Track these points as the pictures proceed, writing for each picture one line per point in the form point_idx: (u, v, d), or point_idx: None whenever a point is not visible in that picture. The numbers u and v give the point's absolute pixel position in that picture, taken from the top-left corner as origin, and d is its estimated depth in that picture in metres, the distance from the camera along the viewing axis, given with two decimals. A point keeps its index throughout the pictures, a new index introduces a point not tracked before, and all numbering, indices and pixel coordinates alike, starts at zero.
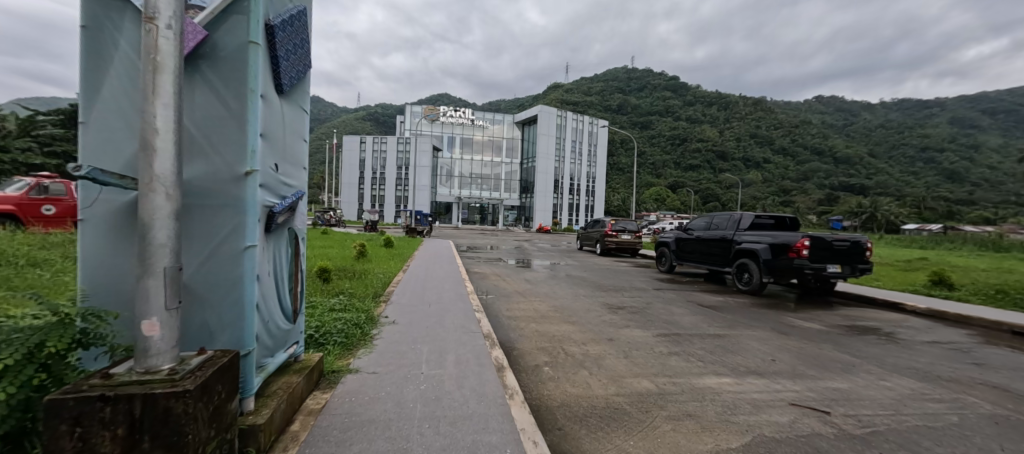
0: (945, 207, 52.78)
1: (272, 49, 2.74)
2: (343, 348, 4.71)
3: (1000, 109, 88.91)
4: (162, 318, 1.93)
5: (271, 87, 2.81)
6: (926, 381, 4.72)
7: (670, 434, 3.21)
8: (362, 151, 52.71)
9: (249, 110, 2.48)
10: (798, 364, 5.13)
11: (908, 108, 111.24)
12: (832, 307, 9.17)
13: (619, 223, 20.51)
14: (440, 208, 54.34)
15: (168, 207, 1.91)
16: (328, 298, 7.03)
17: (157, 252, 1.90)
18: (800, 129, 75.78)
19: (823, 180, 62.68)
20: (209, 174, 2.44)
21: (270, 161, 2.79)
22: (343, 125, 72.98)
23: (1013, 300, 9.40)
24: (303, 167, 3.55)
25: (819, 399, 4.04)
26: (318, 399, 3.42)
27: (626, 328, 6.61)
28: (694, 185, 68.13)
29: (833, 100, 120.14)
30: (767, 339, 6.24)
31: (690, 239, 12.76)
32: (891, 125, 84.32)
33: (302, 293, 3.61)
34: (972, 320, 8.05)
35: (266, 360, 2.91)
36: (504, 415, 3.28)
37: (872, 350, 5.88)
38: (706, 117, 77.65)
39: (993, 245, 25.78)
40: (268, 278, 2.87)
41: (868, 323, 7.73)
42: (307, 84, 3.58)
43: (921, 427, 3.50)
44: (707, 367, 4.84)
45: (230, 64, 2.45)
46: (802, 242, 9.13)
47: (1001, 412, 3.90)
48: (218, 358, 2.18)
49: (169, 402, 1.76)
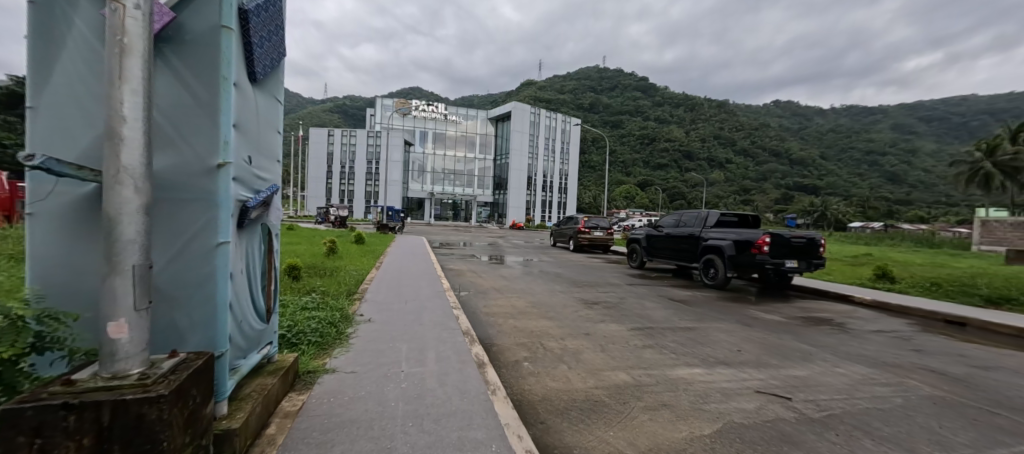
0: (886, 207, 57.48)
1: (246, 35, 2.62)
2: (318, 347, 4.58)
3: (935, 117, 96.99)
4: (133, 318, 1.80)
5: (244, 75, 2.67)
6: (876, 367, 5.08)
7: (648, 424, 3.33)
8: (329, 144, 50.78)
9: (222, 98, 2.36)
10: (762, 354, 5.42)
11: (856, 113, 119.22)
12: (791, 300, 9.71)
13: (592, 219, 20.81)
14: (412, 204, 53.65)
15: (137, 200, 1.79)
16: (299, 297, 6.73)
17: (125, 250, 1.77)
18: (760, 131, 79.79)
19: (780, 181, 66.30)
20: (178, 166, 2.30)
21: (243, 153, 2.66)
22: (310, 117, 70.41)
23: (945, 291, 10.32)
24: (277, 160, 3.37)
25: (782, 386, 4.29)
26: (293, 401, 3.29)
27: (602, 322, 6.77)
28: (662, 184, 70.23)
29: (789, 105, 127.49)
30: (732, 331, 6.56)
31: (660, 236, 13.13)
32: (841, 128, 90.09)
33: (275, 291, 3.47)
34: (911, 311, 8.75)
35: (239, 361, 2.78)
36: (487, 411, 3.28)
37: (827, 339, 6.30)
38: (673, 118, 80.39)
39: (929, 242, 28.25)
40: (241, 275, 2.73)
41: (821, 314, 8.28)
42: (280, 74, 3.42)
43: (872, 409, 3.78)
44: (680, 359, 5.03)
45: (201, 47, 2.31)
46: (763, 239, 9.62)
47: (938, 393, 4.29)
48: (192, 360, 2.08)
49: (142, 408, 1.65)
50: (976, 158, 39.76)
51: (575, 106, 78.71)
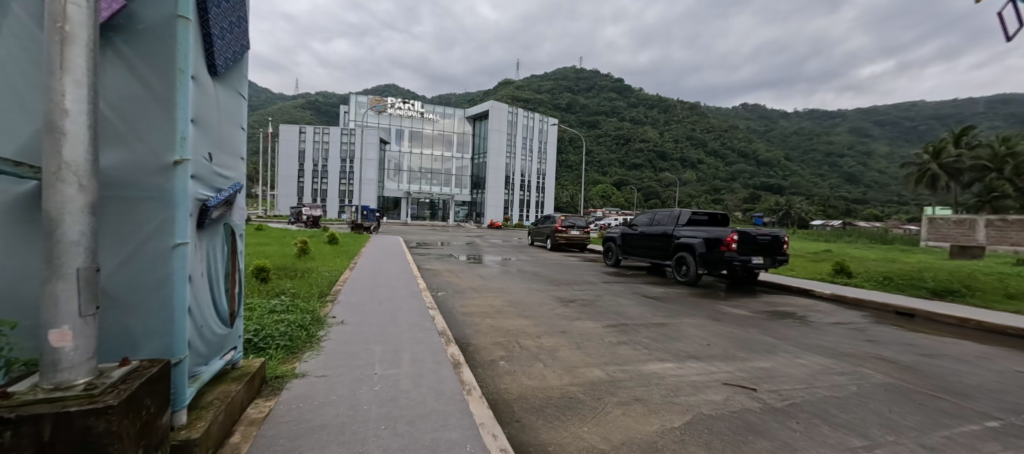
0: (845, 206, 60.40)
1: (205, 26, 2.50)
2: (287, 351, 4.43)
3: (888, 121, 102.72)
4: (78, 325, 1.68)
5: (203, 68, 2.55)
6: (833, 357, 5.31)
7: (621, 418, 3.37)
8: (301, 141, 49.26)
9: (178, 92, 2.24)
10: (729, 347, 5.59)
11: (817, 117, 124.74)
12: (757, 295, 10.07)
13: (569, 218, 21.06)
14: (388, 203, 52.79)
15: (82, 199, 1.67)
16: (268, 299, 6.50)
17: (68, 253, 1.65)
18: (730, 133, 82.40)
19: (748, 180, 68.66)
20: (130, 163, 2.16)
21: (202, 149, 2.53)
22: (280, 113, 68.18)
23: (897, 284, 10.92)
24: (241, 157, 3.24)
25: (748, 377, 4.43)
26: (260, 407, 3.17)
27: (577, 320, 6.83)
28: (637, 183, 71.55)
29: (757, 108, 132.01)
30: (702, 325, 6.75)
31: (635, 234, 13.37)
32: (804, 131, 94.08)
33: (240, 294, 3.32)
34: (865, 303, 9.21)
35: (200, 368, 2.66)
36: (463, 411, 3.25)
37: (790, 332, 6.57)
38: (648, 119, 82.00)
39: (883, 238, 29.90)
40: (202, 278, 2.61)
41: (785, 308, 8.62)
42: (244, 68, 3.29)
43: (830, 398, 3.94)
44: (652, 354, 5.13)
45: (156, 38, 2.19)
46: (732, 237, 9.92)
47: (890, 380, 4.52)
48: (145, 368, 1.96)
49: (88, 420, 1.55)
50: (923, 160, 42.36)
51: (553, 106, 79.20)
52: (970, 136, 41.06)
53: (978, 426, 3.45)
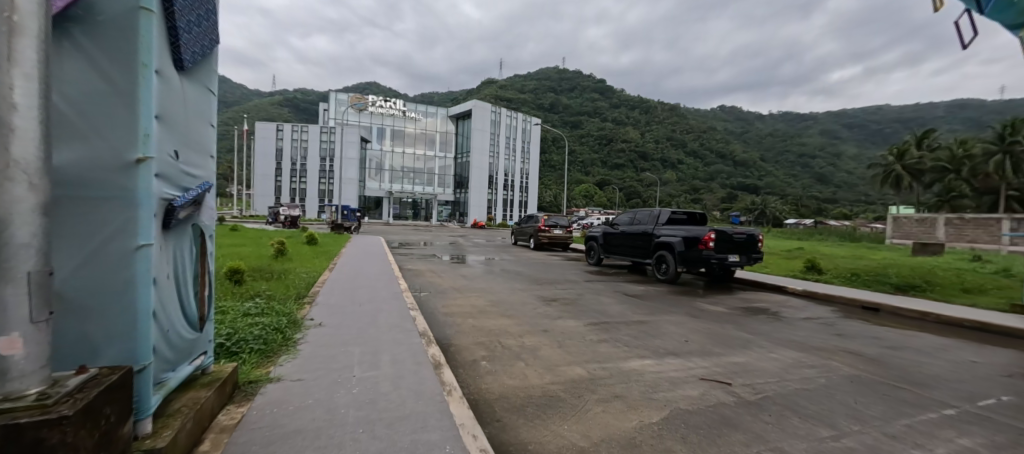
0: (817, 205, 62.50)
1: (171, 19, 2.40)
2: (261, 355, 4.32)
3: (856, 124, 106.92)
4: (29, 332, 1.58)
5: (169, 62, 2.45)
6: (804, 351, 5.48)
7: (601, 415, 3.39)
8: (278, 140, 48.05)
9: (141, 86, 2.15)
10: (706, 343, 5.71)
11: (790, 119, 128.72)
12: (734, 292, 10.31)
13: (551, 218, 21.16)
14: (370, 203, 52.04)
15: (33, 199, 1.57)
16: (242, 302, 6.32)
17: (17, 255, 1.54)
18: (709, 134, 84.17)
19: (726, 180, 70.31)
20: (89, 160, 2.05)
21: (167, 147, 2.43)
22: (257, 110, 66.34)
23: (864, 280, 11.36)
24: (210, 155, 3.14)
25: (724, 372, 4.52)
26: (231, 414, 3.07)
27: (559, 319, 6.86)
28: (619, 183, 72.40)
29: (734, 110, 135.41)
30: (680, 322, 6.87)
31: (616, 233, 13.52)
32: (779, 132, 96.91)
33: (210, 297, 3.21)
34: (834, 298, 9.54)
35: (167, 375, 2.56)
36: (443, 412, 3.22)
37: (764, 327, 6.75)
38: (629, 119, 83.06)
39: (852, 236, 31.09)
40: (168, 282, 2.51)
41: (760, 304, 8.87)
42: (213, 63, 3.18)
43: (801, 390, 4.06)
44: (632, 352, 5.19)
45: (117, 30, 2.09)
46: (709, 235, 10.14)
47: (857, 372, 4.69)
48: (104, 376, 1.87)
49: (40, 432, 1.46)
50: (887, 161, 44.19)
51: (535, 106, 79.42)
52: (931, 139, 43.06)
53: (936, 415, 3.60)
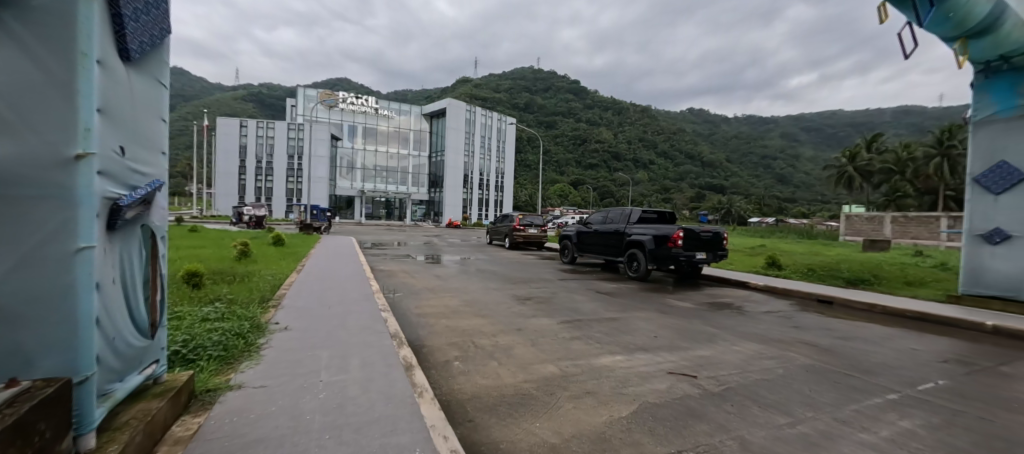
0: (778, 204, 65.39)
1: (115, 8, 2.25)
2: (220, 362, 4.13)
3: (814, 128, 112.55)
4: None
5: (114, 52, 2.29)
6: (765, 344, 5.70)
7: (572, 412, 3.42)
8: (243, 136, 46.11)
9: (81, 77, 1.99)
10: (675, 337, 5.86)
11: (754, 122, 134.37)
12: (701, 288, 10.63)
13: (527, 217, 21.23)
14: (340, 203, 50.76)
15: None
16: (200, 307, 6.00)
17: None
18: (679, 135, 86.56)
19: (695, 180, 72.48)
20: (22, 156, 1.90)
21: (111, 142, 2.28)
22: (219, 106, 63.37)
23: (819, 275, 11.97)
24: (162, 151, 2.97)
25: (689, 365, 4.65)
26: (187, 424, 2.92)
27: (533, 317, 6.88)
28: (592, 182, 73.41)
29: (703, 113, 139.76)
30: (650, 318, 7.02)
31: (589, 232, 13.70)
32: (744, 135, 100.73)
33: (162, 302, 3.04)
34: (792, 292, 9.99)
35: (113, 386, 2.40)
36: (413, 414, 3.17)
37: (728, 321, 7.00)
38: (603, 120, 84.29)
39: (810, 233, 32.70)
40: (113, 286, 2.35)
41: (725, 299, 9.19)
42: (164, 54, 3.00)
43: (761, 380, 4.22)
44: (603, 348, 5.27)
45: (52, 15, 1.94)
46: (678, 234, 10.42)
47: (812, 362, 4.92)
48: (38, 389, 1.73)
49: None
50: (841, 163, 46.71)
51: (510, 106, 79.39)
52: (879, 142, 45.83)
53: (882, 399, 3.83)
